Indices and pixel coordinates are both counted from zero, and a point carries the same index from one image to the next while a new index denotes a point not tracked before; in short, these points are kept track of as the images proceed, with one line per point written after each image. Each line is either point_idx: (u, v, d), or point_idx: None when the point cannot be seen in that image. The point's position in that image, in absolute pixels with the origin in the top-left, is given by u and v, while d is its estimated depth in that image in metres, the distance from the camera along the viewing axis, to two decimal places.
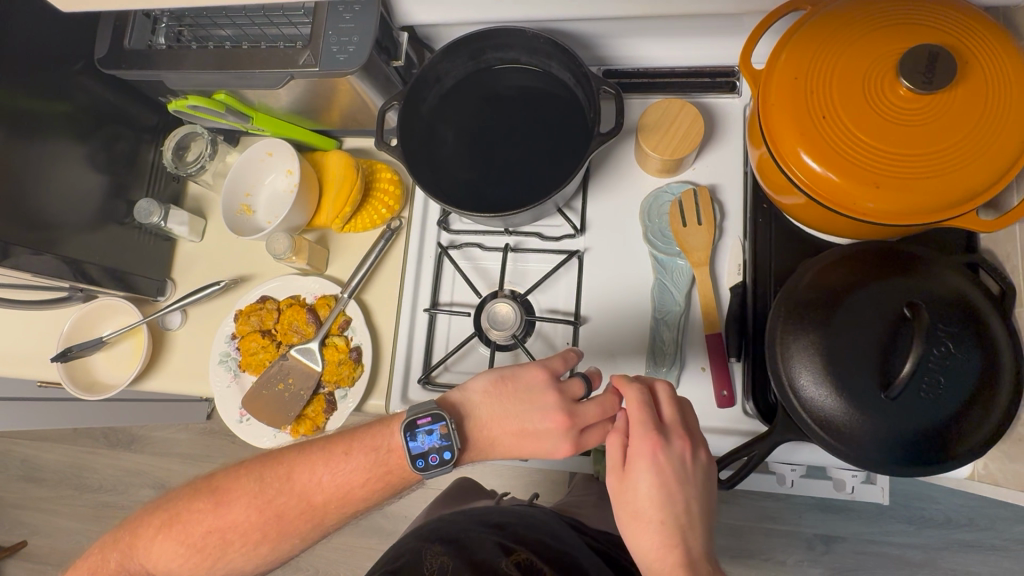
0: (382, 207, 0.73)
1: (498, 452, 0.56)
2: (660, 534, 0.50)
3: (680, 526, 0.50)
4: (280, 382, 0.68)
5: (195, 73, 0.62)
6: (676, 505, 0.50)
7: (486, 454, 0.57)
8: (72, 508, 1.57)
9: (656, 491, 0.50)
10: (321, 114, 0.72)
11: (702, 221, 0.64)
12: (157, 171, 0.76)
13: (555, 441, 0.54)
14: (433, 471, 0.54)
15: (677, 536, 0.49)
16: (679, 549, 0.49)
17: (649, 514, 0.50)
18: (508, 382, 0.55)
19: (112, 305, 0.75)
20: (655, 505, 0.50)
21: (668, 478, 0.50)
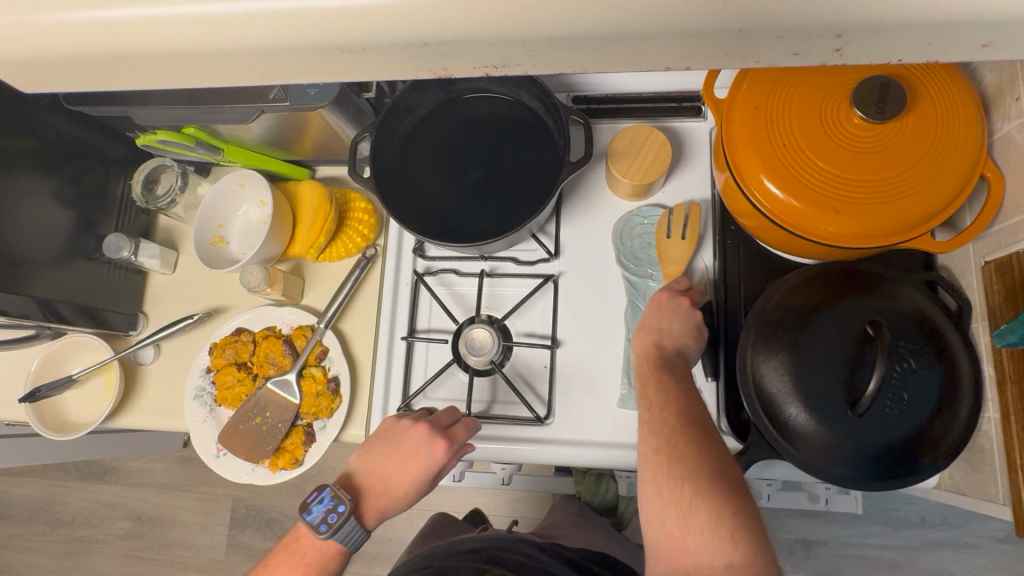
0: (357, 235, 0.73)
1: (395, 498, 0.61)
2: (647, 335, 0.58)
3: (665, 340, 0.58)
4: (258, 415, 0.68)
5: (163, 108, 0.61)
6: (670, 322, 0.59)
7: (387, 504, 0.61)
8: (44, 544, 1.52)
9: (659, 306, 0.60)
10: (293, 144, 0.72)
11: (686, 237, 0.65)
12: (126, 204, 0.75)
13: (427, 452, 0.59)
14: (339, 536, 0.60)
15: (658, 342, 0.57)
16: (660, 358, 0.56)
17: (647, 322, 0.59)
18: (374, 438, 0.63)
19: (83, 341, 0.74)
20: (651, 319, 0.59)
21: (672, 303, 0.60)
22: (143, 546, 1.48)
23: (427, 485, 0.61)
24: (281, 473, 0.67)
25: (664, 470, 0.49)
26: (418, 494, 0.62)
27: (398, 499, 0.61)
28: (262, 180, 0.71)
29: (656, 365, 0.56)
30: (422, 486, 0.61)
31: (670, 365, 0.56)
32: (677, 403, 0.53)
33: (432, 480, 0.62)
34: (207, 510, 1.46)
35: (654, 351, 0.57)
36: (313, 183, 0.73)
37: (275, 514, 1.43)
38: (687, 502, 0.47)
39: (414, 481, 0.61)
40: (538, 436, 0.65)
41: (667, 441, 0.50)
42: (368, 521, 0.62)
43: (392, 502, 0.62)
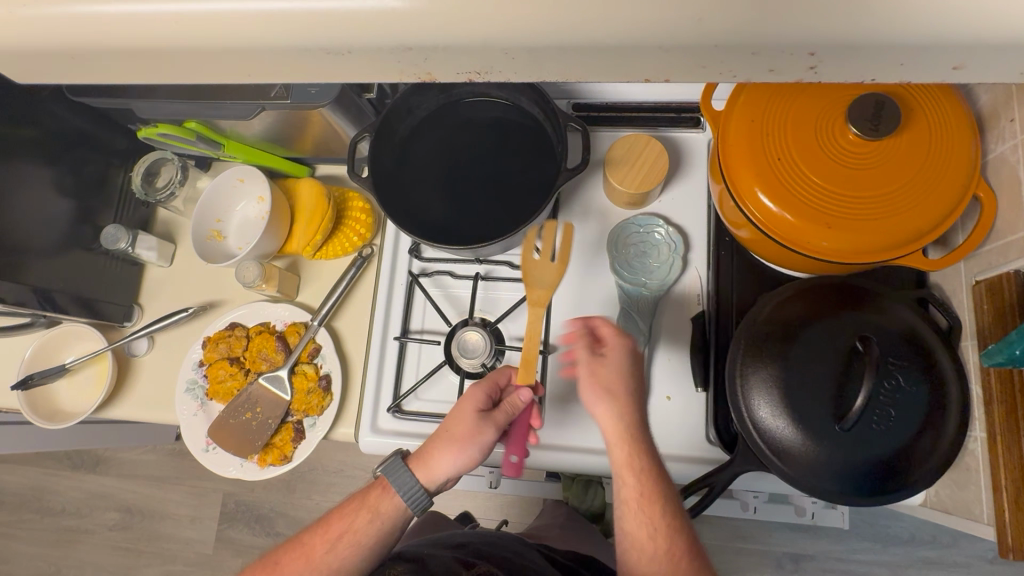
0: (354, 234, 0.73)
1: (441, 443, 0.59)
2: (627, 411, 0.54)
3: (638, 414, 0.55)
4: (248, 410, 0.68)
5: (165, 101, 0.62)
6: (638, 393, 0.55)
7: (436, 451, 0.59)
8: (32, 532, 1.52)
9: (627, 372, 0.56)
10: (293, 142, 0.73)
11: (556, 259, 0.62)
12: (126, 196, 0.75)
13: (470, 389, 0.62)
14: (387, 467, 0.61)
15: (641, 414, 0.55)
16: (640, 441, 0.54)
17: (621, 395, 0.55)
18: None
19: (77, 330, 0.74)
20: (615, 384, 0.55)
21: (633, 360, 0.57)
22: (132, 538, 1.48)
23: (470, 427, 0.58)
24: (269, 469, 0.67)
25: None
26: (464, 442, 0.58)
27: (447, 441, 0.59)
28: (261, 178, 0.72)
29: (649, 454, 0.53)
30: (471, 424, 0.59)
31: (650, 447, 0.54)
32: (672, 501, 0.53)
33: (478, 424, 0.59)
34: (197, 504, 1.46)
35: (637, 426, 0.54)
36: (312, 181, 0.73)
37: (265, 510, 1.44)
38: None
39: (456, 421, 0.59)
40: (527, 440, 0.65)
41: (683, 553, 0.51)
42: (416, 473, 0.60)
43: (438, 452, 0.59)
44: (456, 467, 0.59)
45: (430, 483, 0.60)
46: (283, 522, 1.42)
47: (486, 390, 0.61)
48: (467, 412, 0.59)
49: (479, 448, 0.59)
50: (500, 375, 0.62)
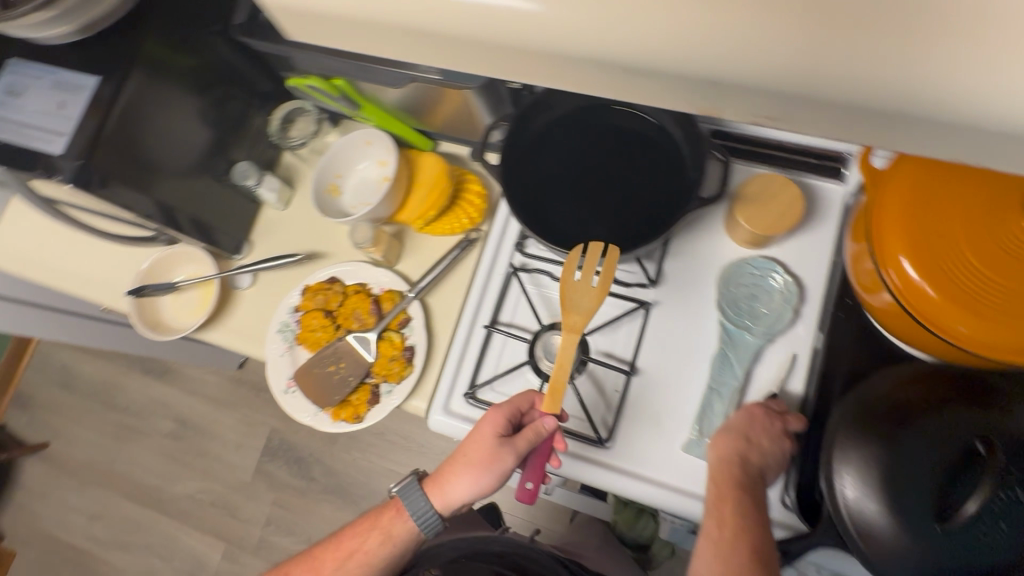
0: (465, 216, 0.72)
1: (458, 468, 0.63)
2: (725, 451, 0.57)
3: (751, 455, 0.56)
4: (332, 363, 0.70)
5: (321, 56, 0.64)
6: (760, 447, 0.57)
7: (456, 474, 0.63)
8: (95, 422, 1.63)
9: (742, 423, 0.58)
10: (425, 114, 0.73)
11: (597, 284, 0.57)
12: (259, 137, 0.78)
13: (489, 413, 0.63)
14: (405, 487, 0.67)
15: (741, 459, 0.56)
16: (733, 479, 0.56)
17: (729, 433, 0.58)
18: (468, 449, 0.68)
19: (191, 253, 0.78)
20: (735, 428, 0.58)
21: (750, 423, 0.58)
22: (181, 450, 1.56)
23: (484, 454, 0.61)
24: (341, 424, 0.69)
25: None
26: (478, 468, 0.62)
27: (464, 467, 0.63)
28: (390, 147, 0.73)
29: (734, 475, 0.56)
30: (485, 452, 0.61)
31: (746, 490, 0.55)
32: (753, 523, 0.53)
33: (493, 450, 0.61)
34: (246, 432, 1.54)
35: (736, 468, 0.56)
36: (435, 160, 0.73)
37: (305, 454, 1.49)
38: None
39: (473, 447, 0.62)
40: (595, 457, 0.65)
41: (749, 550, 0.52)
42: (431, 493, 0.66)
43: (453, 477, 0.64)
44: (469, 492, 0.63)
45: (444, 505, 0.66)
46: (318, 469, 1.48)
47: (505, 415, 0.62)
48: (484, 439, 0.62)
49: (490, 476, 0.61)
50: (520, 401, 0.63)
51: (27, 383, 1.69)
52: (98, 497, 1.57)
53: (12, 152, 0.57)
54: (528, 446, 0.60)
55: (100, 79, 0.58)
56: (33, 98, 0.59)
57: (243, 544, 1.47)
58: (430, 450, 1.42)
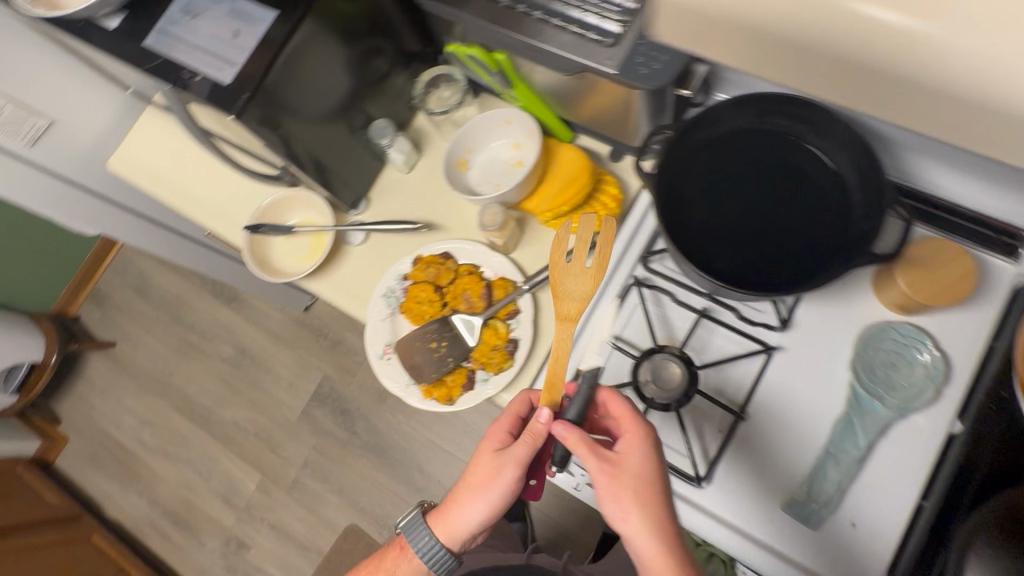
0: (594, 218, 0.69)
1: (464, 493, 0.62)
2: (654, 507, 0.54)
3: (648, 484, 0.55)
4: (434, 340, 0.67)
5: (492, 30, 0.61)
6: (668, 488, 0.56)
7: (467, 500, 0.61)
8: (161, 332, 1.68)
9: (652, 467, 0.55)
10: (575, 104, 0.70)
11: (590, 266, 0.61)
12: (399, 96, 0.76)
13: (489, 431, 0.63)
14: (409, 522, 0.65)
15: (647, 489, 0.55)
16: (668, 532, 0.54)
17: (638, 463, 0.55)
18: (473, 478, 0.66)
19: (309, 200, 0.78)
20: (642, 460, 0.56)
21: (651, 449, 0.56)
22: (236, 376, 1.60)
23: (486, 473, 0.60)
24: (430, 402, 0.68)
25: None
26: (483, 488, 0.60)
27: (473, 492, 0.61)
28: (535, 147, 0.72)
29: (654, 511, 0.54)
30: (492, 471, 0.60)
31: (679, 538, 0.54)
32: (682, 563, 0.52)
33: (495, 465, 0.60)
34: (299, 373, 1.56)
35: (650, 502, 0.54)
36: (576, 152, 0.70)
37: (352, 407, 1.51)
38: None
39: (474, 468, 0.61)
40: (687, 496, 0.62)
41: None
42: (436, 527, 0.63)
43: (459, 505, 0.62)
44: (476, 518, 0.61)
45: (452, 537, 0.63)
46: (362, 425, 1.50)
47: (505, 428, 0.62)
48: (484, 455, 0.61)
49: (500, 495, 0.60)
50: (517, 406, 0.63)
51: (106, 282, 1.76)
52: (151, 404, 1.63)
53: (179, 72, 0.57)
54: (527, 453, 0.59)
55: (276, 16, 0.57)
56: (207, 23, 0.58)
57: (277, 480, 1.50)
58: (473, 431, 1.42)
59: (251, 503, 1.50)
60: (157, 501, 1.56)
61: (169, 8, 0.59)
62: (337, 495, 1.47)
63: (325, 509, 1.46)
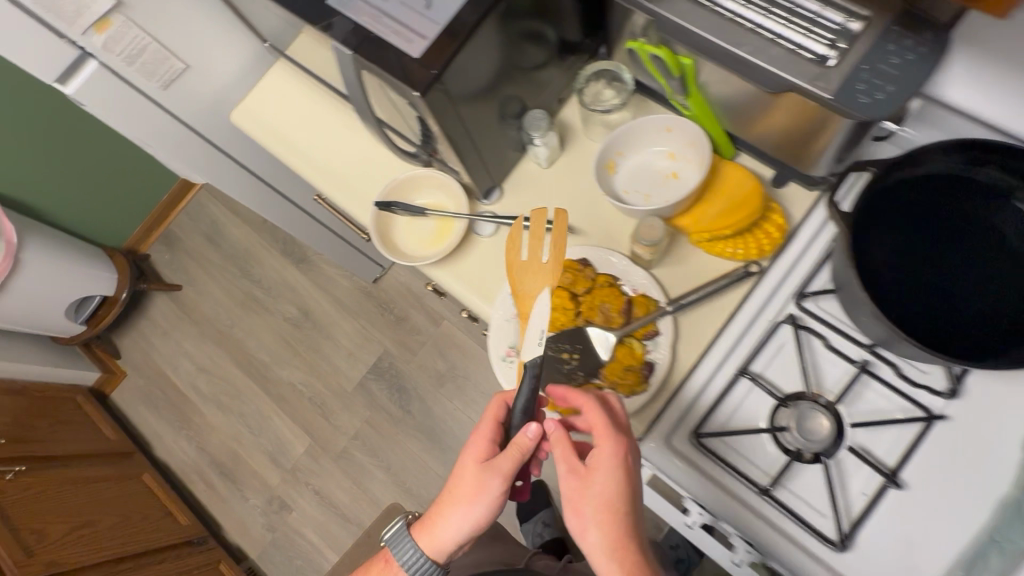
0: (751, 248, 0.64)
1: (447, 506, 0.59)
2: (616, 527, 0.54)
3: (621, 500, 0.55)
4: (565, 350, 0.65)
5: (695, 33, 0.56)
6: (634, 504, 0.55)
7: (450, 513, 0.59)
8: (227, 282, 1.68)
9: (618, 487, 0.55)
10: (750, 122, 0.65)
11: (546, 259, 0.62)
12: (554, 87, 0.72)
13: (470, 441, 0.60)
14: (392, 535, 0.63)
15: (618, 503, 0.54)
16: (630, 548, 0.54)
17: (607, 476, 0.55)
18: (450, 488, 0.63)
19: (442, 182, 0.75)
20: (612, 474, 0.55)
21: (623, 463, 0.55)
22: (296, 337, 1.60)
23: (471, 487, 0.58)
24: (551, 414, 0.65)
25: None
26: (470, 502, 0.58)
27: (457, 509, 0.59)
28: (700, 162, 0.67)
29: (619, 525, 0.54)
30: (477, 485, 0.58)
31: (642, 553, 0.55)
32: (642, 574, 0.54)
33: (479, 479, 0.58)
34: (360, 344, 1.55)
35: (617, 515, 0.54)
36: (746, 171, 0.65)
37: (409, 385, 1.50)
38: None
39: (458, 481, 0.59)
40: (827, 558, 0.58)
41: None
42: (420, 540, 0.61)
43: (445, 517, 0.59)
44: (462, 531, 0.59)
45: (438, 549, 0.60)
46: (417, 405, 1.48)
47: (489, 440, 0.59)
48: (469, 466, 0.59)
49: (487, 507, 0.58)
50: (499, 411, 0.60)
51: (178, 225, 1.76)
52: (209, 352, 1.64)
53: (361, 37, 0.53)
54: (516, 467, 0.57)
55: None
56: None
57: (326, 447, 1.50)
58: None
59: (297, 466, 1.50)
60: (205, 449, 1.57)
61: None
62: (385, 472, 1.46)
63: (370, 483, 1.46)
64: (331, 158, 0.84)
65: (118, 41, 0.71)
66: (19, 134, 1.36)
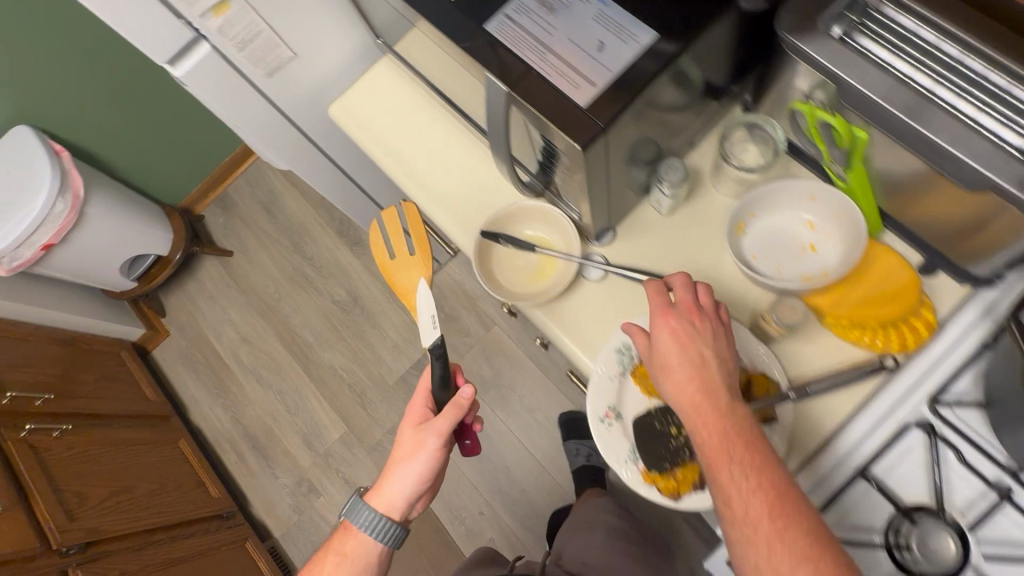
0: (889, 342, 0.59)
1: (395, 464, 0.65)
2: (680, 373, 0.52)
3: (689, 354, 0.53)
4: (673, 425, 0.62)
5: (890, 114, 0.50)
6: (701, 351, 0.53)
7: (401, 470, 0.64)
8: (279, 255, 1.66)
9: (674, 340, 0.54)
10: (914, 203, 0.59)
11: (415, 252, 0.73)
12: (689, 132, 0.66)
13: (410, 410, 0.67)
14: (349, 507, 0.66)
15: (679, 354, 0.53)
16: (702, 393, 0.51)
17: (665, 331, 0.54)
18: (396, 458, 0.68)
19: (551, 218, 0.70)
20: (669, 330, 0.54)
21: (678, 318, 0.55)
22: (342, 320, 1.57)
23: (411, 445, 0.64)
24: (649, 489, 0.59)
25: (737, 495, 0.46)
26: (417, 457, 0.64)
27: (406, 465, 0.64)
28: (842, 239, 0.62)
29: (682, 373, 0.52)
30: (422, 442, 0.64)
31: (720, 400, 0.50)
32: (721, 419, 0.49)
33: (420, 437, 0.64)
34: (406, 337, 1.53)
35: (679, 365, 0.53)
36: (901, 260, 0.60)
37: None
38: (771, 520, 0.44)
39: (405, 442, 0.65)
40: None
41: (726, 446, 0.48)
42: (375, 501, 0.65)
43: (396, 476, 0.65)
44: (414, 483, 0.64)
45: (392, 508, 0.65)
46: None
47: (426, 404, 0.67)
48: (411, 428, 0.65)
49: (430, 461, 0.64)
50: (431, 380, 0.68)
51: (235, 190, 1.74)
52: (254, 323, 1.62)
53: (522, 72, 0.48)
54: (450, 425, 0.64)
55: (659, 37, 0.47)
56: (568, 24, 0.49)
57: (361, 438, 1.48)
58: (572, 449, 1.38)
59: (330, 451, 1.49)
60: (240, 421, 1.56)
61: None
62: None
63: None
64: (432, 169, 0.78)
65: (232, 26, 0.67)
66: (97, 84, 1.33)
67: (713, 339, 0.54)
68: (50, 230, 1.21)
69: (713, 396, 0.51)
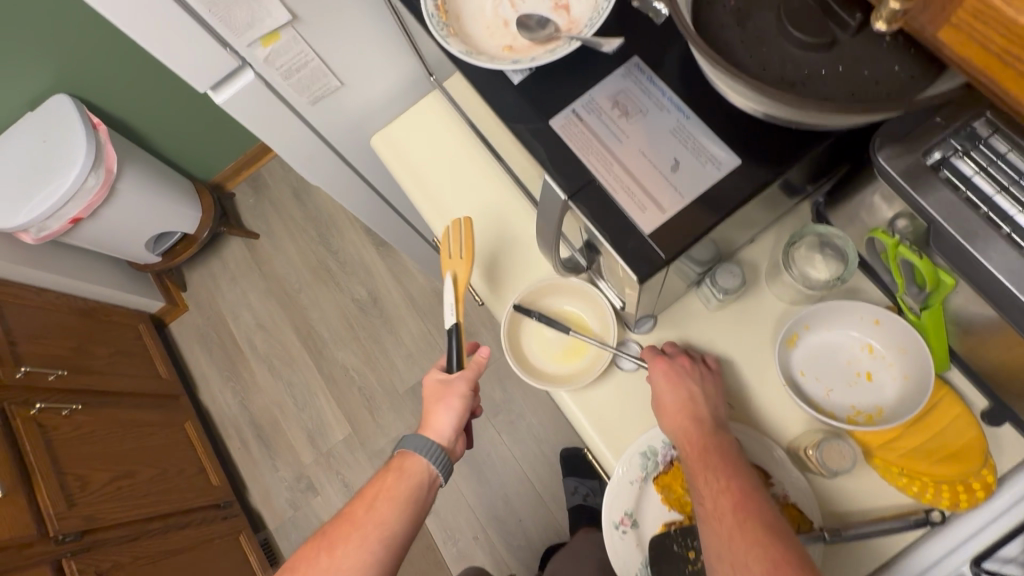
0: (944, 498, 0.54)
1: (433, 401, 0.64)
2: (669, 406, 0.58)
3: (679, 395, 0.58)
4: (693, 549, 0.57)
5: (994, 281, 0.44)
6: (688, 386, 0.58)
7: (443, 403, 0.64)
8: (304, 245, 1.64)
9: (665, 378, 0.59)
10: (990, 354, 0.53)
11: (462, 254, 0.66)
12: (752, 232, 0.62)
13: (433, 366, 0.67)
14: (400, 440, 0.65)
15: (670, 391, 0.58)
16: (687, 424, 0.56)
17: (657, 371, 0.59)
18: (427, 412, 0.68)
19: (591, 299, 0.66)
20: (661, 371, 0.59)
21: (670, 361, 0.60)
22: (360, 321, 1.55)
23: (441, 383, 0.64)
24: None
25: (712, 504, 0.52)
26: (456, 390, 0.64)
27: (447, 399, 0.64)
28: (904, 374, 0.57)
29: (671, 406, 0.57)
30: (456, 380, 0.64)
31: (704, 428, 0.56)
32: (702, 443, 0.55)
33: (451, 378, 0.64)
34: (422, 347, 1.50)
35: (668, 401, 0.58)
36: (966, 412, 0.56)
37: None
38: (737, 522, 0.50)
39: (436, 387, 0.65)
40: None
41: (705, 465, 0.54)
42: (421, 433, 0.64)
43: (439, 405, 0.64)
44: (457, 413, 0.64)
45: (442, 436, 0.63)
46: None
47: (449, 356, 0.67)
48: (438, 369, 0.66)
49: (466, 397, 0.64)
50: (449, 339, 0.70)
51: (269, 173, 1.72)
52: (272, 311, 1.61)
53: (583, 181, 0.44)
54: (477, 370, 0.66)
55: (741, 166, 0.42)
56: (640, 135, 0.44)
57: (365, 442, 1.47)
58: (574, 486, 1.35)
59: (333, 451, 1.48)
60: (248, 406, 1.56)
61: (596, 92, 0.46)
62: None
63: None
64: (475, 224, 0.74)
65: (280, 55, 0.63)
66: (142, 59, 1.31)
67: (701, 376, 0.59)
68: (79, 205, 1.20)
69: (696, 427, 0.56)
